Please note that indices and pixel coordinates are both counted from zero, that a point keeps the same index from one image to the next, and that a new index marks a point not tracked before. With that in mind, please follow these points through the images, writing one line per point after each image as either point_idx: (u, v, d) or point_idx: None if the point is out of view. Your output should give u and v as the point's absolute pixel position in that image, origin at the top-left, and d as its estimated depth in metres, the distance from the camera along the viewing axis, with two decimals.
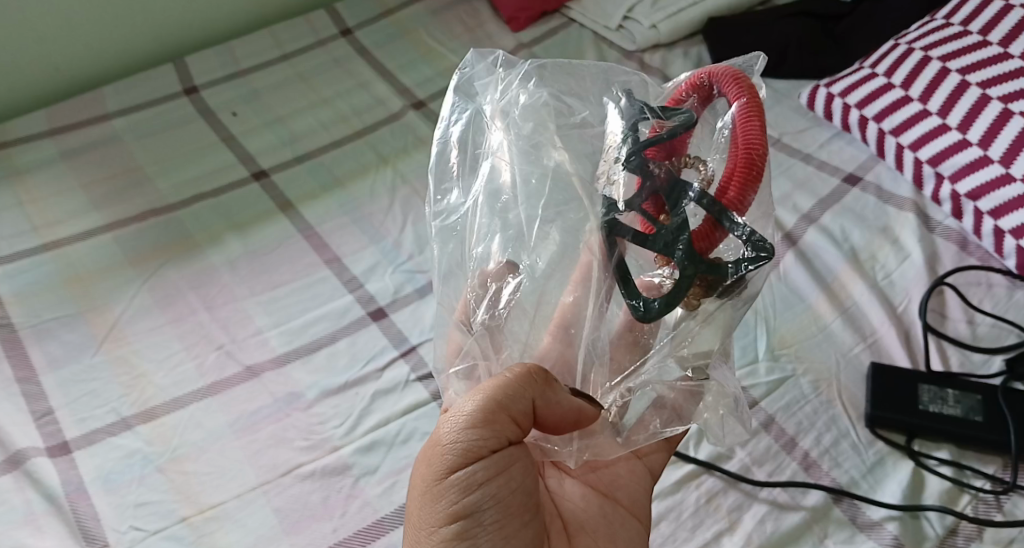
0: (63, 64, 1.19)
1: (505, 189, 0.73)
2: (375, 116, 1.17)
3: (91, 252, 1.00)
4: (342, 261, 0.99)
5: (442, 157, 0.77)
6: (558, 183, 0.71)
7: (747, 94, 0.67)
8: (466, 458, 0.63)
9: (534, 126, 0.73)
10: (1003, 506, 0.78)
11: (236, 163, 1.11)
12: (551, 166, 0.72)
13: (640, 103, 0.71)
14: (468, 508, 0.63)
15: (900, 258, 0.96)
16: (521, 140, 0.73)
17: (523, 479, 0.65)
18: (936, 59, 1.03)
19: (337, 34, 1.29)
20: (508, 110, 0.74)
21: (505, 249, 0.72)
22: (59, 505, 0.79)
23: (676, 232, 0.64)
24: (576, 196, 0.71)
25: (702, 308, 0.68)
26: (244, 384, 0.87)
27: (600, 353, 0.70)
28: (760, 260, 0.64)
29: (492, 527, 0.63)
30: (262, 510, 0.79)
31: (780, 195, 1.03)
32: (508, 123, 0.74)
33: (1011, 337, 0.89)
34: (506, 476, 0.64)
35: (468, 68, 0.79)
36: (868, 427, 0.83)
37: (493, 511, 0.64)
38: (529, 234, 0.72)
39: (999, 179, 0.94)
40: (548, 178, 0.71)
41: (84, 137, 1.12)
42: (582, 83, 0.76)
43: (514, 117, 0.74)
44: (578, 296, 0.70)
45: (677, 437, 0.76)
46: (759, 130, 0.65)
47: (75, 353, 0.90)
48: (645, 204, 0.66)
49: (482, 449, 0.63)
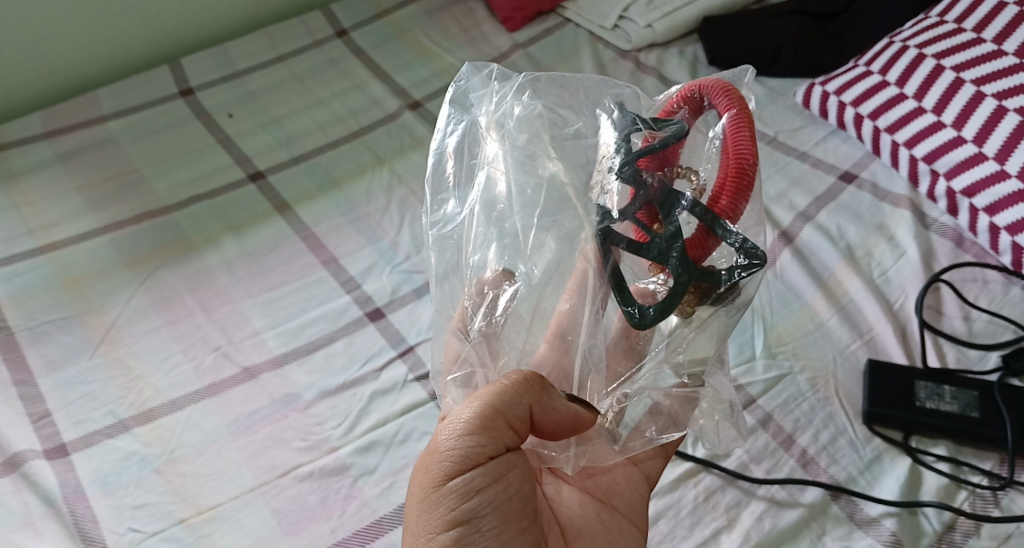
0: (58, 66, 1.19)
1: (501, 199, 0.72)
2: (371, 116, 1.17)
3: (87, 254, 1.00)
4: (339, 262, 0.99)
5: (438, 166, 0.76)
6: (553, 192, 0.71)
7: (737, 105, 0.67)
8: (464, 464, 0.64)
9: (529, 137, 0.73)
10: (1000, 502, 0.78)
11: (232, 164, 1.11)
12: (546, 176, 0.71)
13: (632, 114, 0.71)
14: (467, 515, 0.64)
15: (896, 255, 0.96)
16: (516, 151, 0.72)
17: (521, 485, 0.66)
18: (931, 56, 1.03)
19: (333, 35, 1.29)
20: (503, 122, 0.74)
21: (501, 258, 0.72)
22: (56, 508, 0.79)
23: (669, 240, 0.64)
24: (571, 204, 0.71)
25: (696, 315, 0.68)
26: (242, 385, 0.87)
27: (596, 360, 0.70)
28: (754, 267, 0.64)
29: (490, 533, 0.64)
30: (260, 511, 0.79)
31: (776, 193, 1.04)
32: (503, 135, 0.73)
33: (1007, 333, 0.89)
34: (504, 482, 0.65)
35: (462, 81, 0.78)
36: (865, 423, 0.83)
37: (491, 517, 0.64)
38: (526, 241, 0.71)
39: (994, 176, 0.94)
40: (543, 188, 0.71)
41: (80, 140, 1.12)
42: (575, 94, 0.76)
43: (509, 128, 0.73)
44: (574, 303, 0.71)
45: (672, 445, 0.76)
46: (750, 140, 0.65)
47: (72, 355, 0.90)
48: (638, 213, 0.67)
49: (480, 456, 0.64)
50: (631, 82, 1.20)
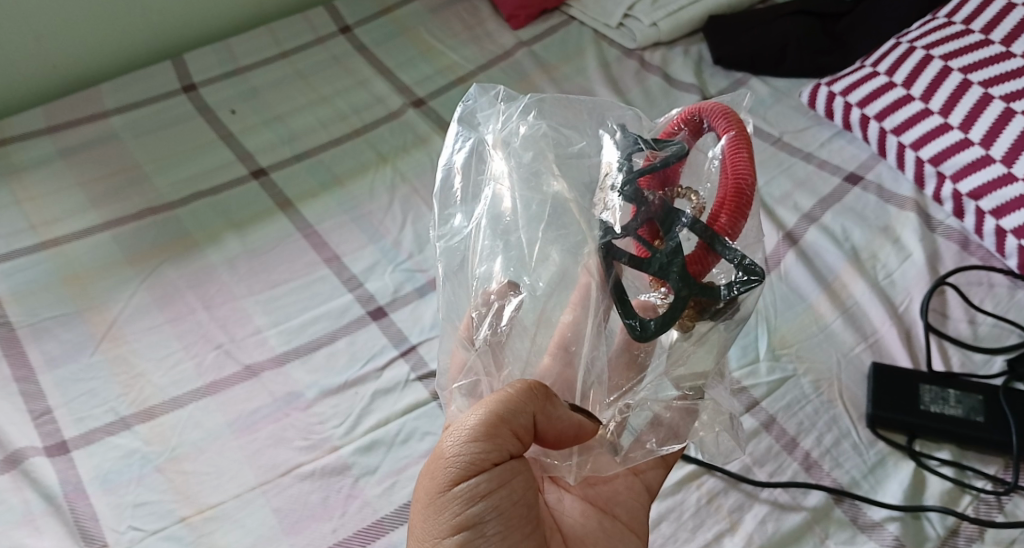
0: (60, 62, 1.19)
1: (506, 215, 0.72)
2: (374, 114, 1.17)
3: (89, 250, 0.99)
4: (341, 260, 0.98)
5: (445, 183, 0.77)
6: (557, 209, 0.71)
7: (736, 127, 0.67)
8: (469, 470, 0.63)
9: (534, 156, 0.73)
10: (1004, 507, 0.78)
11: (235, 161, 1.10)
12: (551, 194, 0.71)
13: (634, 135, 0.71)
14: (472, 520, 0.63)
15: (900, 257, 0.96)
16: (521, 168, 0.72)
17: (524, 491, 0.65)
18: (938, 58, 1.03)
19: (336, 31, 1.28)
20: (509, 140, 0.73)
21: (506, 270, 0.71)
22: (57, 505, 0.78)
23: (670, 257, 0.64)
24: (575, 221, 0.70)
25: (695, 330, 0.68)
26: (243, 383, 0.87)
27: (598, 372, 0.70)
28: (752, 283, 0.64)
29: (495, 538, 0.63)
30: (262, 510, 0.78)
31: (781, 194, 1.03)
32: (509, 153, 0.73)
33: (1012, 337, 0.89)
34: (508, 489, 0.64)
35: (471, 101, 0.79)
36: (869, 427, 0.83)
37: (496, 523, 0.64)
38: (530, 255, 0.71)
39: (1001, 179, 0.93)
40: (548, 204, 0.71)
41: (82, 135, 1.12)
42: (579, 115, 0.76)
43: (514, 147, 0.73)
44: (577, 315, 0.70)
45: (673, 456, 0.75)
46: (749, 161, 0.65)
47: (73, 353, 0.89)
48: (640, 230, 0.66)
49: (484, 462, 0.63)
50: (635, 82, 1.20)
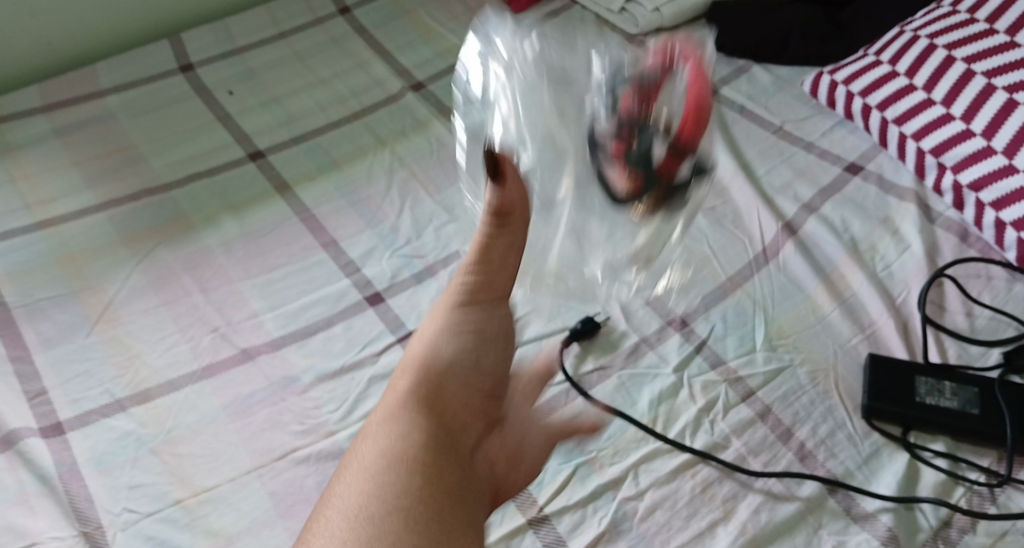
0: (54, 39, 1.17)
1: (505, 99, 0.87)
2: (373, 97, 1.16)
3: (84, 231, 0.99)
4: (338, 245, 0.98)
5: (461, 87, 0.95)
6: (551, 99, 0.87)
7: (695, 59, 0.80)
8: (482, 285, 0.67)
9: (537, 71, 0.88)
10: (996, 498, 0.78)
11: (232, 143, 1.10)
12: (545, 95, 0.87)
13: (616, 65, 0.85)
14: (475, 326, 0.66)
15: (899, 249, 0.96)
16: (524, 67, 0.88)
17: (507, 322, 0.68)
18: (941, 47, 1.02)
19: (336, 12, 1.27)
20: (516, 47, 0.90)
21: (508, 140, 0.85)
22: (51, 486, 0.78)
23: (641, 156, 0.77)
24: (558, 106, 0.86)
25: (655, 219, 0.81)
26: (239, 367, 0.87)
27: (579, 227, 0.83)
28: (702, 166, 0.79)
29: (489, 348, 0.66)
30: (256, 493, 0.78)
31: (781, 184, 1.04)
32: (513, 58, 0.89)
33: (1009, 330, 0.89)
34: (500, 308, 0.68)
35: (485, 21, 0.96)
36: (864, 418, 0.83)
37: (490, 343, 0.66)
38: (528, 136, 0.85)
39: (1002, 170, 0.93)
40: (542, 90, 0.87)
41: (77, 114, 1.11)
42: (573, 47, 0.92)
43: (520, 55, 0.89)
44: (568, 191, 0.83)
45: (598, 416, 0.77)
46: (705, 85, 0.77)
47: (68, 334, 0.89)
48: (619, 131, 0.79)
49: (491, 285, 0.67)
50: None
